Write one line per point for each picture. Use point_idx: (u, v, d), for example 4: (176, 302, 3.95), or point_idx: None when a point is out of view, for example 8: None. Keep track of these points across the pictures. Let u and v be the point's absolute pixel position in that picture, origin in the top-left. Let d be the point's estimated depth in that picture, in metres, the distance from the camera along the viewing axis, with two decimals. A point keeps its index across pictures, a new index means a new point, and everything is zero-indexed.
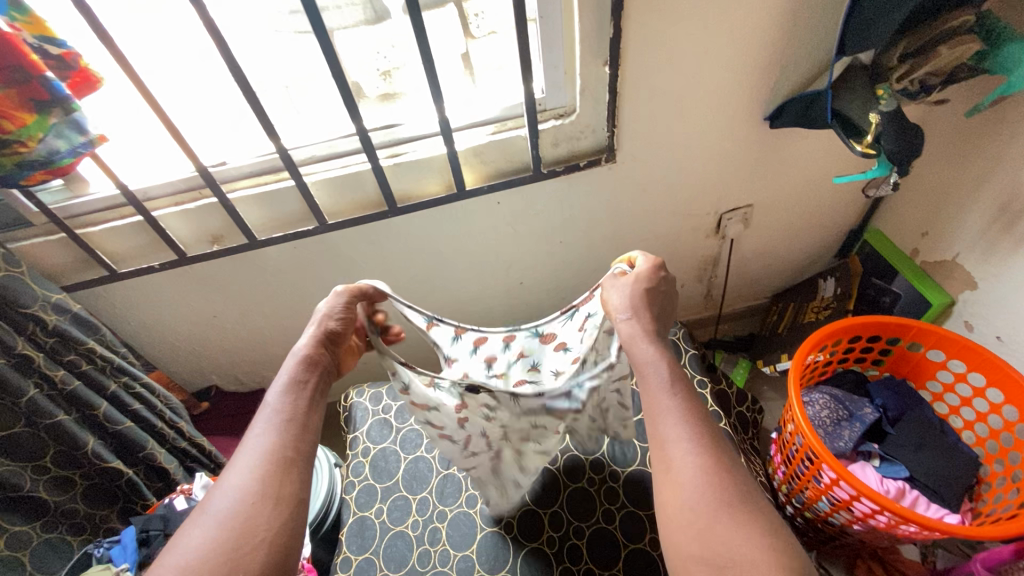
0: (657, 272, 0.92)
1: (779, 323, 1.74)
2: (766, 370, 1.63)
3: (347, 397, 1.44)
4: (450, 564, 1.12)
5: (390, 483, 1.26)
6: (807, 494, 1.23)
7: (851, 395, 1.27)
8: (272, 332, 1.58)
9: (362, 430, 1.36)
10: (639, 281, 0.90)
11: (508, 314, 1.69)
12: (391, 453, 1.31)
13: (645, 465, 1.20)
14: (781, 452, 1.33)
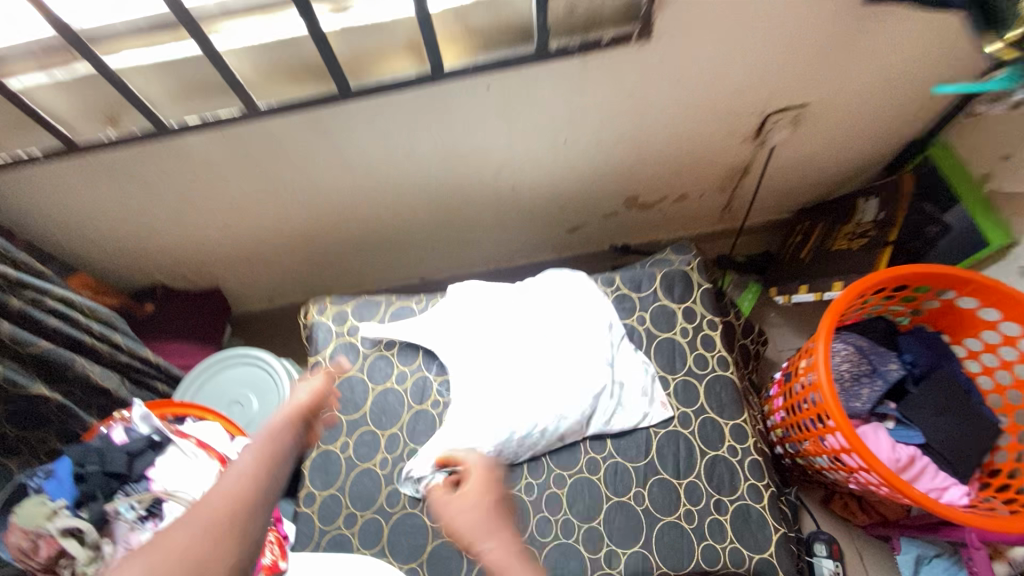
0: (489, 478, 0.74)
1: (803, 245, 1.52)
2: (779, 300, 1.48)
3: (307, 314, 1.27)
4: (420, 506, 1.05)
5: (357, 415, 1.14)
6: (806, 447, 1.14)
7: (877, 347, 1.12)
8: (216, 230, 1.35)
9: (325, 353, 1.21)
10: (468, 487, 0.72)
11: (494, 220, 1.47)
12: (358, 382, 1.17)
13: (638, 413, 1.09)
14: (783, 397, 1.22)
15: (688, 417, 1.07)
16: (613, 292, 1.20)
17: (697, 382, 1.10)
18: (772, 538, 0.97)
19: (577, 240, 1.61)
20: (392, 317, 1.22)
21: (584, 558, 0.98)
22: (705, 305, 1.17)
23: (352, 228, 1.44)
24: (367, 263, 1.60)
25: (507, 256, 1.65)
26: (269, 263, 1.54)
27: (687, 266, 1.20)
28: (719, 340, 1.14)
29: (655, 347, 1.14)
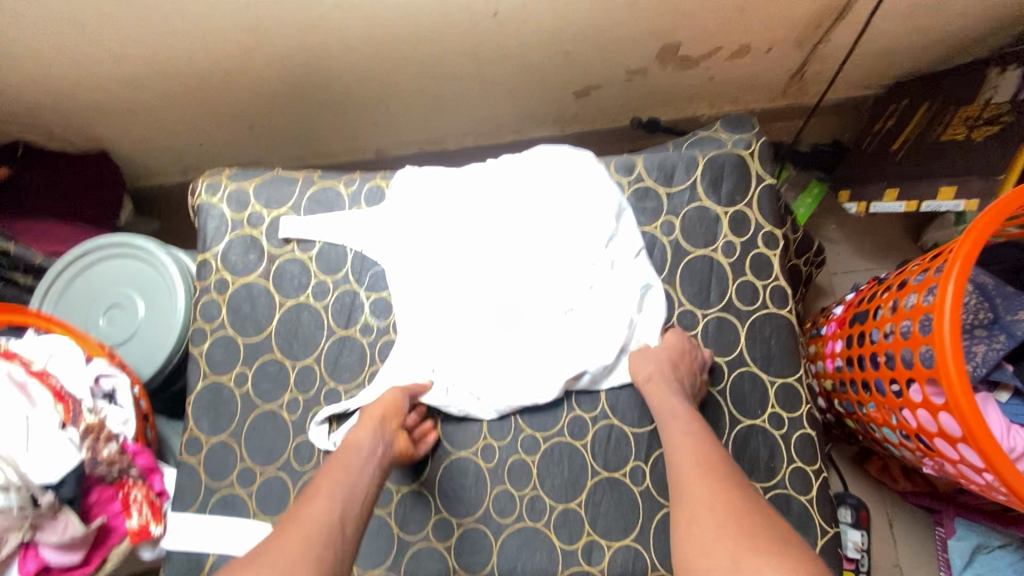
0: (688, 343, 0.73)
1: (896, 135, 1.10)
2: (849, 209, 1.11)
3: (194, 192, 0.90)
4: None
5: (258, 339, 0.82)
6: (868, 412, 0.85)
7: (1006, 286, 0.77)
8: (64, 58, 0.94)
9: (215, 250, 0.86)
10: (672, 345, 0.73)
11: (470, 71, 1.04)
12: (261, 294, 0.84)
13: None
14: (844, 340, 0.90)
15: (720, 370, 0.76)
16: (631, 184, 0.82)
17: (737, 322, 0.77)
18: (816, 542, 0.70)
19: (586, 111, 1.19)
20: (312, 203, 0.85)
21: (554, 548, 0.73)
22: (763, 211, 0.80)
23: (268, 70, 1.01)
24: (301, 128, 1.19)
25: (489, 128, 1.23)
26: (166, 119, 1.14)
27: (746, 151, 0.80)
28: (776, 264, 0.78)
29: (682, 268, 0.79)
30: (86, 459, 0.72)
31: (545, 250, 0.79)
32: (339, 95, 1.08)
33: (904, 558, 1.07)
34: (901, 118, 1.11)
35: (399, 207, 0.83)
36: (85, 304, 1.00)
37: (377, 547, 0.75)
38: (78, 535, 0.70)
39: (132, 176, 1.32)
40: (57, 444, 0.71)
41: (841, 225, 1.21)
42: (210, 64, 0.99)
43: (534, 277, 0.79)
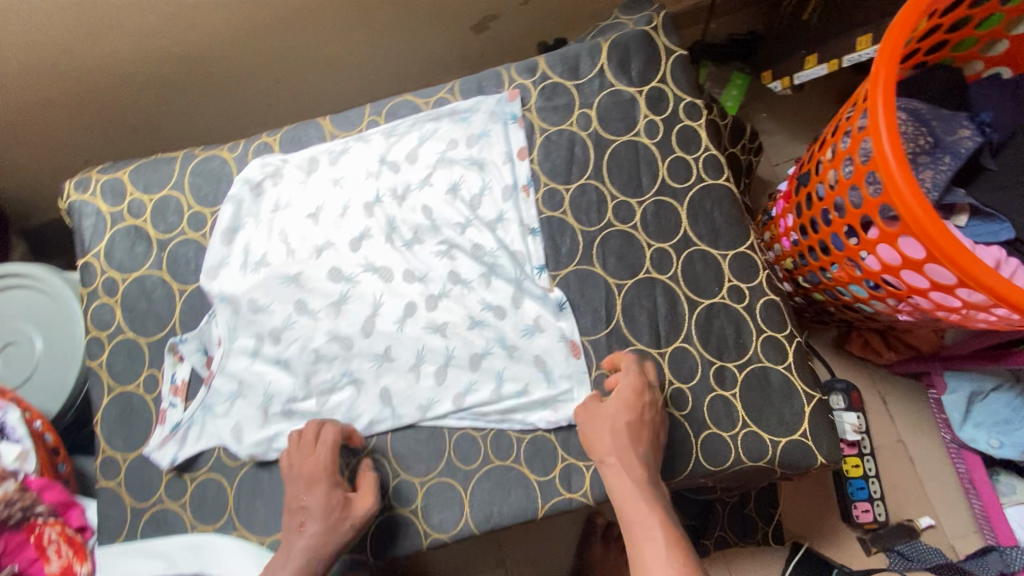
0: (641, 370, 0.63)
1: (803, 9, 1.04)
2: (775, 89, 1.08)
3: (61, 195, 0.79)
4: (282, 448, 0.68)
5: (161, 335, 0.73)
6: (833, 275, 0.80)
7: (937, 109, 0.74)
8: None
9: (98, 250, 0.76)
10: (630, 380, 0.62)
11: (355, 15, 0.96)
12: (156, 285, 0.74)
13: (592, 262, 0.70)
14: (791, 210, 0.86)
15: (668, 256, 0.69)
16: (536, 84, 0.76)
17: (675, 203, 0.70)
18: (803, 410, 0.64)
19: (490, 48, 1.13)
20: (195, 178, 0.77)
21: (529, 484, 0.65)
22: (677, 82, 0.74)
23: (129, 49, 0.91)
24: (191, 121, 1.09)
25: (395, 86, 1.16)
26: (34, 137, 1.02)
27: (648, 27, 0.76)
28: (704, 131, 0.73)
29: (607, 159, 0.72)
30: None
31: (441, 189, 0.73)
32: (221, 69, 0.99)
33: (903, 429, 1.05)
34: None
35: (262, 212, 0.74)
36: None
37: None
38: None
39: (20, 217, 1.17)
40: None
41: (770, 114, 1.18)
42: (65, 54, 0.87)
43: (418, 261, 0.72)
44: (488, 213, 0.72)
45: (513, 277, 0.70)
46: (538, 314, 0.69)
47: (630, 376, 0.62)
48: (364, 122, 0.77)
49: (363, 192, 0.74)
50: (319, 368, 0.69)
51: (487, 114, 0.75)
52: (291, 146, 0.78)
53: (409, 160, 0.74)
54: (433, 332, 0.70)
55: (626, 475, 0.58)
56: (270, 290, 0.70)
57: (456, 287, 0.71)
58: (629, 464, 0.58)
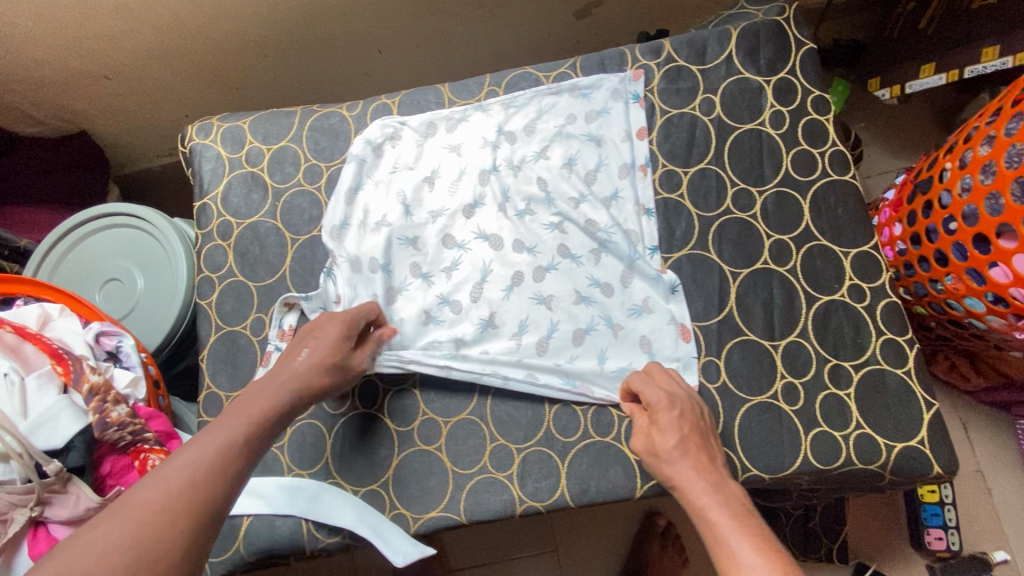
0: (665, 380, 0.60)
1: (922, 13, 1.01)
2: (879, 97, 1.03)
3: (182, 139, 0.82)
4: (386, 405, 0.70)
5: (272, 281, 0.74)
6: (945, 288, 0.77)
7: None
8: (35, 19, 0.87)
9: (216, 193, 0.78)
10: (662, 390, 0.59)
11: None
12: (269, 232, 0.76)
13: (707, 247, 0.69)
14: (901, 219, 0.83)
15: (787, 248, 0.68)
16: (661, 66, 0.75)
17: (797, 196, 0.69)
18: (922, 417, 0.62)
19: (588, 36, 1.14)
20: (313, 133, 0.79)
21: (629, 462, 0.64)
22: (806, 75, 0.73)
23: (252, 5, 0.93)
24: (292, 84, 1.12)
25: (489, 66, 1.17)
26: (148, 87, 1.05)
27: (780, 18, 0.75)
28: (832, 127, 0.71)
29: (729, 147, 0.72)
30: (94, 421, 0.63)
31: (557, 163, 0.73)
32: (331, 35, 1.02)
33: (983, 459, 1.01)
34: None
35: (380, 172, 0.75)
36: (76, 281, 0.91)
37: (423, 489, 0.66)
38: (91, 507, 0.61)
39: (117, 162, 1.21)
40: (60, 410, 0.62)
41: (865, 125, 1.15)
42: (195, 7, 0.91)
43: (531, 233, 0.71)
44: (604, 190, 0.71)
45: (624, 255, 0.69)
46: (648, 294, 0.68)
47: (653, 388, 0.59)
48: (483, 92, 0.78)
49: (479, 160, 0.74)
50: (427, 330, 0.70)
51: (609, 92, 0.74)
52: (410, 110, 0.79)
53: (527, 132, 0.75)
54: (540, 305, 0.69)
55: (691, 472, 0.53)
56: (384, 248, 0.71)
57: (565, 261, 0.70)
58: (693, 463, 0.53)
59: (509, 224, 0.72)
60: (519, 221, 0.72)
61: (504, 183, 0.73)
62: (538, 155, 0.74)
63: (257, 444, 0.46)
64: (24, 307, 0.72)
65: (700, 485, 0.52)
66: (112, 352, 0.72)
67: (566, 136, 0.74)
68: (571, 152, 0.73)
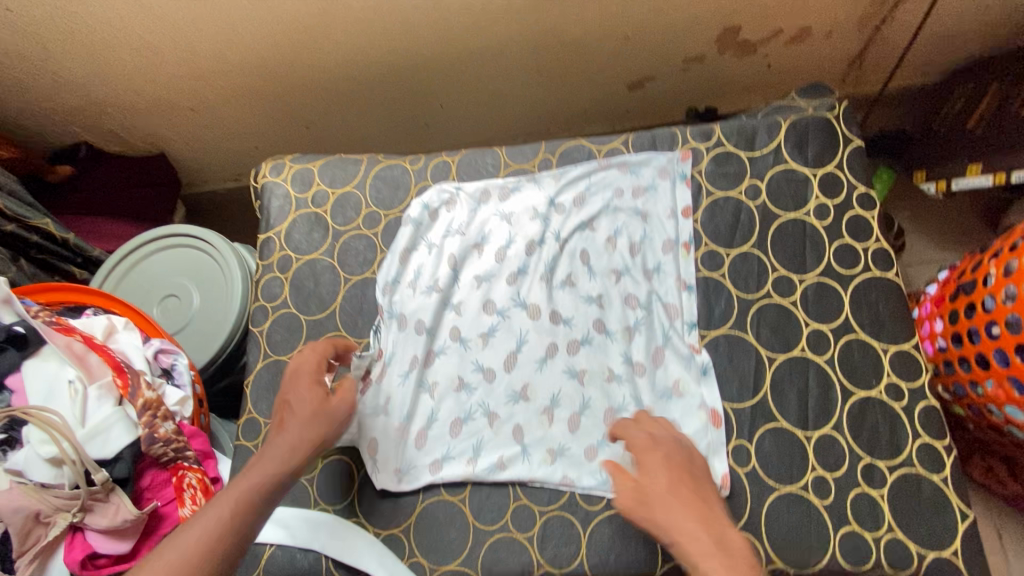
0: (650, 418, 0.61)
1: (970, 114, 1.04)
2: (925, 189, 1.06)
3: (256, 175, 0.89)
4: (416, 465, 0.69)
5: (322, 316, 0.78)
6: (985, 391, 0.76)
7: None
8: (138, 59, 0.96)
9: (279, 228, 0.84)
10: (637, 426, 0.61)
11: (532, 59, 1.05)
12: (324, 269, 0.80)
13: (745, 329, 0.70)
14: (941, 317, 0.83)
15: (825, 338, 0.69)
16: (710, 149, 0.78)
17: (838, 287, 0.70)
18: (956, 527, 0.60)
19: (638, 105, 1.19)
20: (377, 181, 0.85)
21: (651, 540, 0.63)
22: (852, 170, 0.75)
23: (333, 57, 1.01)
24: (356, 127, 1.19)
25: (540, 124, 1.23)
26: (227, 120, 1.13)
27: (830, 114, 0.78)
28: (876, 222, 0.73)
29: (773, 233, 0.74)
30: (142, 436, 0.67)
31: (601, 237, 0.76)
32: (399, 87, 1.09)
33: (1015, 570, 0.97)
34: (972, 97, 1.05)
35: (432, 236, 0.79)
36: (138, 295, 0.97)
37: (443, 542, 0.66)
38: (129, 519, 0.63)
39: (185, 181, 1.30)
40: (113, 421, 0.65)
41: (906, 213, 1.17)
42: (282, 54, 0.99)
43: (569, 307, 0.73)
44: (646, 264, 0.73)
45: (659, 331, 0.71)
46: (680, 374, 0.68)
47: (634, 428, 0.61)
48: (538, 158, 0.82)
49: (527, 228, 0.78)
50: (459, 397, 0.71)
51: (658, 170, 0.78)
52: (467, 168, 0.83)
53: (575, 203, 0.78)
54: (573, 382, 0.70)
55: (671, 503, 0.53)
56: (429, 312, 0.75)
57: (600, 336, 0.71)
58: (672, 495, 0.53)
59: (550, 296, 0.74)
60: (561, 295, 0.74)
61: (548, 254, 0.76)
62: (583, 227, 0.77)
63: (248, 525, 0.50)
64: (91, 318, 0.77)
65: (703, 540, 0.50)
66: (166, 369, 0.75)
67: (613, 211, 0.77)
68: (616, 227, 0.76)
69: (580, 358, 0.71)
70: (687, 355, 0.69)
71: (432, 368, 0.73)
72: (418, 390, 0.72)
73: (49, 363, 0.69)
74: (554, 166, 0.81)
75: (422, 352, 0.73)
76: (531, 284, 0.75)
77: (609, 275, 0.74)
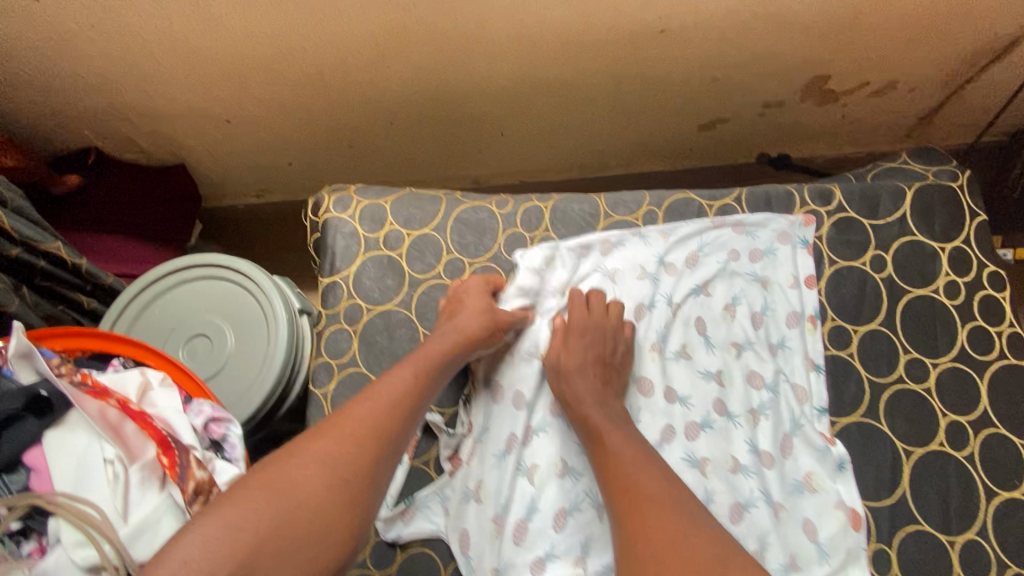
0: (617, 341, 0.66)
1: None
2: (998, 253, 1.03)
3: (316, 208, 0.78)
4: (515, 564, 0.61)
5: None
6: None
7: None
8: (174, 60, 0.84)
9: (346, 272, 0.73)
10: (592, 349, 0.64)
11: (608, 94, 0.98)
12: (401, 324, 0.71)
13: (878, 418, 0.64)
14: None
15: (963, 431, 0.63)
16: (831, 214, 0.73)
17: (974, 375, 0.65)
18: None
19: (704, 146, 1.14)
20: (459, 224, 0.76)
21: None
22: (980, 247, 0.71)
23: (395, 76, 0.91)
24: (405, 149, 1.10)
25: (599, 158, 1.16)
26: (262, 133, 1.02)
27: (955, 184, 0.73)
28: (1010, 305, 0.68)
29: (902, 311, 0.68)
30: None
31: (717, 305, 0.69)
32: (460, 111, 1.00)
33: None
34: None
35: (527, 294, 0.71)
36: (160, 333, 0.85)
37: None
38: None
39: (204, 194, 1.18)
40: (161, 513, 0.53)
41: None
42: (339, 69, 0.89)
43: (685, 384, 0.66)
44: (769, 338, 0.67)
45: (788, 417, 0.64)
46: (812, 466, 0.62)
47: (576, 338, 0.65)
48: (642, 211, 0.75)
49: (634, 291, 0.70)
50: (563, 485, 0.63)
51: (775, 233, 0.72)
52: (563, 216, 0.75)
53: (687, 264, 0.70)
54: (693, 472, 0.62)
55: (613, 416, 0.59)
56: (528, 385, 0.68)
57: (721, 418, 0.64)
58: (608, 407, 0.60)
59: (663, 369, 0.67)
60: (675, 369, 0.67)
61: (659, 321, 0.69)
62: (697, 292, 0.70)
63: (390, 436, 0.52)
64: (122, 374, 0.65)
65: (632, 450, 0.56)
66: (216, 440, 0.64)
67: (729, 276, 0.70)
68: (732, 295, 0.69)
69: (700, 444, 0.63)
70: (821, 447, 0.62)
71: (530, 447, 0.65)
72: (515, 474, 0.64)
73: (77, 435, 0.57)
74: (660, 220, 0.75)
75: (519, 428, 0.66)
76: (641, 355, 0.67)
77: (729, 350, 0.67)
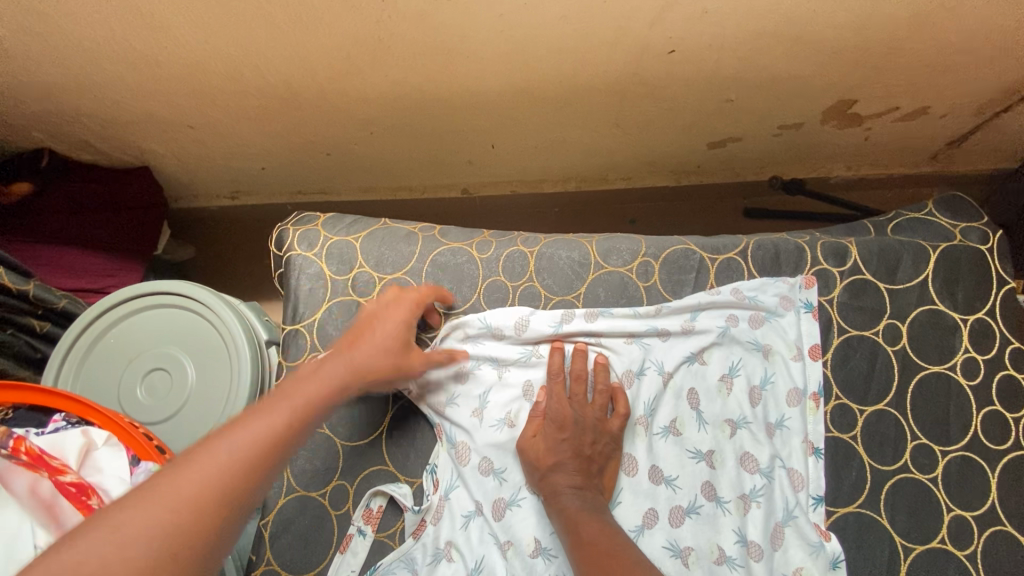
0: (591, 413, 0.60)
1: None
2: None
3: (280, 243, 0.72)
4: None
5: (364, 444, 0.65)
6: None
7: None
8: (126, 62, 0.76)
9: (310, 321, 0.68)
10: (566, 415, 0.59)
11: (609, 111, 0.89)
12: None
13: (877, 509, 0.60)
14: None
15: (968, 528, 0.59)
16: (844, 275, 0.66)
17: (986, 466, 0.60)
18: None
19: (712, 164, 1.05)
20: (435, 269, 0.69)
21: None
22: (1008, 320, 0.64)
23: (373, 86, 0.82)
24: (387, 157, 1.01)
25: (598, 173, 1.08)
26: (230, 139, 0.94)
27: (985, 247, 0.66)
28: None
29: (913, 389, 0.63)
30: None
31: (712, 378, 0.64)
32: (446, 122, 0.91)
33: None
34: None
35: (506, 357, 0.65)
36: (116, 366, 0.79)
37: None
38: None
39: (174, 196, 1.10)
40: None
41: None
42: (310, 78, 0.80)
43: (673, 463, 0.61)
44: (766, 417, 0.63)
45: (780, 505, 0.60)
46: (803, 561, 0.58)
47: (553, 403, 0.61)
48: (637, 262, 0.68)
49: (624, 355, 0.64)
50: (535, 566, 0.59)
51: (779, 297, 0.65)
52: (549, 265, 0.69)
53: (682, 329, 0.65)
54: (675, 562, 0.58)
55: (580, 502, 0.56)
56: (505, 451, 0.63)
57: (709, 504, 0.60)
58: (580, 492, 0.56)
59: (650, 446, 0.62)
60: (664, 446, 0.62)
61: (650, 390, 0.63)
62: (691, 360, 0.64)
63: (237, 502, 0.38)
64: (61, 432, 0.59)
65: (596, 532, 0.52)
66: None
67: (727, 344, 0.65)
68: (729, 365, 0.64)
69: (685, 530, 0.59)
70: (813, 542, 0.58)
71: (502, 522, 0.61)
72: (484, 552, 0.60)
73: (5, 514, 0.51)
74: (656, 274, 0.67)
75: (490, 501, 0.62)
76: (629, 428, 0.63)
77: (723, 427, 0.62)
